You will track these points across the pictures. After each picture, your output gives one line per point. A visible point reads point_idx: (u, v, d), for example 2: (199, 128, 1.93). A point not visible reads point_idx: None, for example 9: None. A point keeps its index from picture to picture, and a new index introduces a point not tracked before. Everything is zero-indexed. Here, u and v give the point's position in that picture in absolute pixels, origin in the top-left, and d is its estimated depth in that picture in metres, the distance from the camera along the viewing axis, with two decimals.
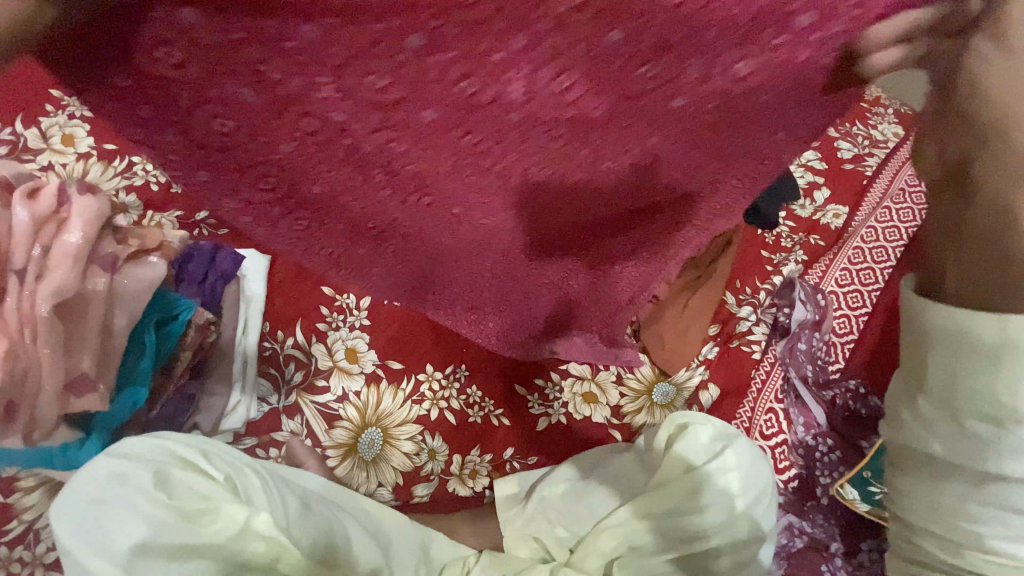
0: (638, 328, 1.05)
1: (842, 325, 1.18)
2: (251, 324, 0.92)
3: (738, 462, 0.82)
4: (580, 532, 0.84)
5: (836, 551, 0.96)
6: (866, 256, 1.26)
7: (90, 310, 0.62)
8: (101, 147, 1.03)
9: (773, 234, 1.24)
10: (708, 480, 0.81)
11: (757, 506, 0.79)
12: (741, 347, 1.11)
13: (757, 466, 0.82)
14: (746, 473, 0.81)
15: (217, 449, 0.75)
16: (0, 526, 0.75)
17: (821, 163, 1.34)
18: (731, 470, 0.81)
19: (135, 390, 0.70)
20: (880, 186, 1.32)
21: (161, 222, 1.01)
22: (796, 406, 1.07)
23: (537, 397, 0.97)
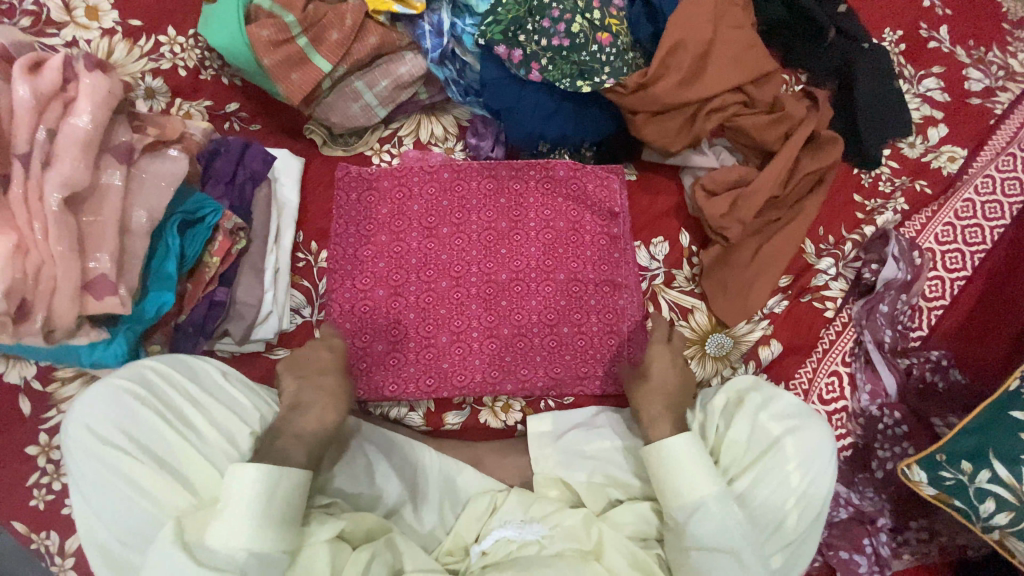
0: (699, 273, 0.98)
1: (933, 289, 1.04)
2: (284, 229, 0.87)
3: (801, 451, 0.77)
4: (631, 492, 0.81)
5: (882, 526, 0.89)
6: (977, 210, 1.08)
7: (107, 204, 0.60)
8: (125, 23, 0.93)
9: (870, 174, 1.08)
10: (768, 466, 0.77)
11: (808, 490, 0.76)
12: (812, 302, 1.00)
13: (822, 453, 0.78)
14: (805, 469, 0.77)
15: (206, 383, 0.71)
16: (40, 414, 0.78)
17: (942, 95, 1.14)
18: (790, 462, 0.77)
19: (161, 294, 0.68)
20: (1010, 127, 1.13)
21: (190, 113, 0.92)
22: (864, 372, 0.98)
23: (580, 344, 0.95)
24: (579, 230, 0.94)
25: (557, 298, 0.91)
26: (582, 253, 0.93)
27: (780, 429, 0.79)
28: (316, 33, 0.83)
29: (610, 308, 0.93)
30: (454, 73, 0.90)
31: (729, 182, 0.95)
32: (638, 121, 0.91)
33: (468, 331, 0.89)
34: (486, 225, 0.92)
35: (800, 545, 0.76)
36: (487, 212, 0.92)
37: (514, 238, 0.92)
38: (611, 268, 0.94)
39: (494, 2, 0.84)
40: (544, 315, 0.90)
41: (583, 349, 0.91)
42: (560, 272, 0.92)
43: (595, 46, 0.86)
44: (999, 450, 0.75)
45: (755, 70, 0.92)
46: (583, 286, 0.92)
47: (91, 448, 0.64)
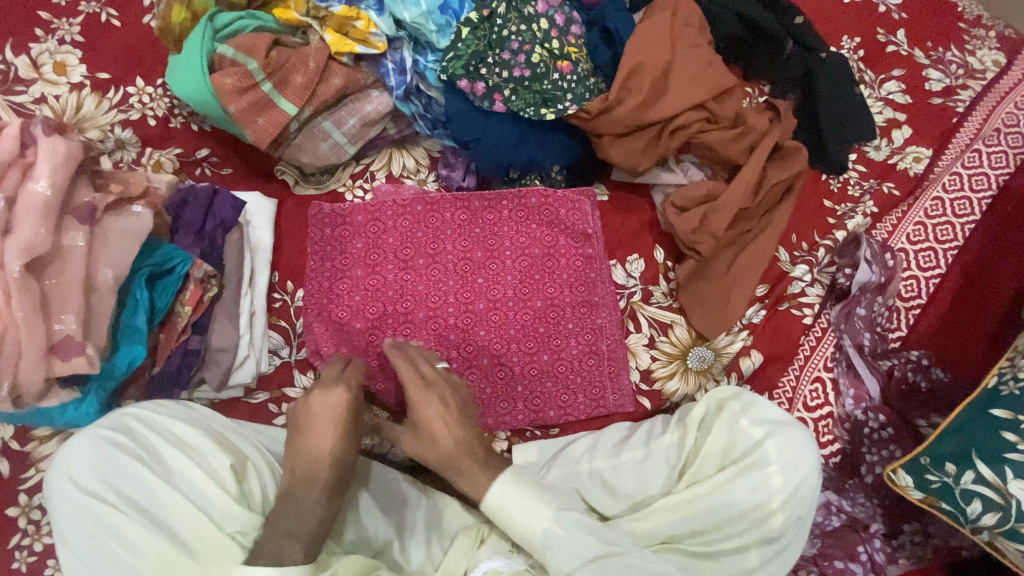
0: (676, 288, 0.99)
1: (909, 289, 1.05)
2: (258, 270, 0.88)
3: (783, 455, 0.77)
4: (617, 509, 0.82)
5: (876, 532, 0.89)
6: (947, 208, 1.09)
7: (71, 266, 0.60)
8: (93, 76, 0.94)
9: (839, 179, 1.10)
10: (751, 472, 0.77)
11: (797, 494, 0.76)
12: (790, 310, 1.00)
13: (805, 453, 0.78)
14: (788, 468, 0.77)
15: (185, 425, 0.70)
16: (19, 474, 0.77)
17: (904, 97, 1.17)
18: (772, 466, 0.77)
19: (132, 349, 0.67)
20: (973, 124, 1.16)
21: (161, 161, 0.93)
22: (847, 376, 0.98)
23: None
24: (554, 255, 0.95)
25: (535, 322, 0.92)
26: (556, 277, 0.94)
27: (760, 433, 0.79)
28: (280, 78, 0.84)
29: (588, 327, 0.93)
30: (421, 107, 0.92)
31: (697, 198, 0.97)
32: (604, 144, 0.93)
33: (452, 352, 0.89)
34: (462, 254, 0.93)
35: (784, 545, 0.76)
36: (462, 241, 0.93)
37: (490, 265, 0.93)
38: (588, 288, 0.95)
39: (454, 38, 0.85)
40: (522, 340, 0.91)
41: (563, 375, 0.91)
42: (537, 297, 0.93)
43: (556, 75, 0.88)
44: (981, 451, 0.74)
45: (714, 87, 0.94)
46: (559, 309, 0.93)
47: (69, 504, 0.62)
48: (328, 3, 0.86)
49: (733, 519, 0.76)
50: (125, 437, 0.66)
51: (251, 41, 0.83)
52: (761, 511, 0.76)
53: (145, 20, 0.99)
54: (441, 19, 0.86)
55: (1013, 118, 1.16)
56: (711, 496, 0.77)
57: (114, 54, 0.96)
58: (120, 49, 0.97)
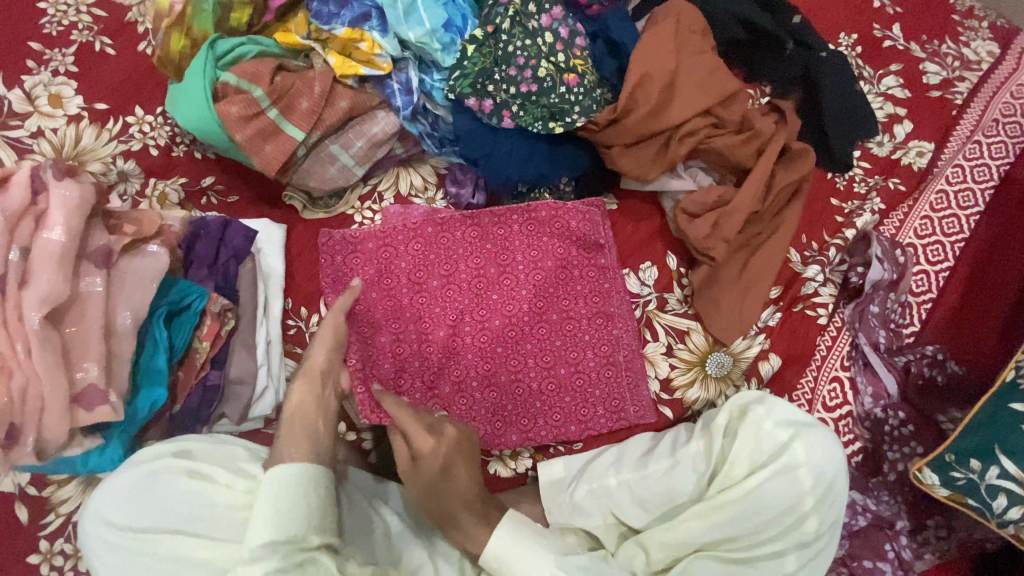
0: (690, 295, 0.99)
1: (920, 283, 1.05)
2: (271, 299, 0.87)
3: (809, 454, 0.77)
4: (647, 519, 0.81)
5: (901, 529, 0.90)
6: (951, 200, 1.10)
7: (89, 312, 0.59)
8: (92, 107, 0.93)
9: (845, 177, 1.10)
10: (779, 476, 0.76)
11: (827, 489, 0.76)
12: (805, 311, 1.01)
13: (830, 448, 0.78)
14: (815, 466, 0.77)
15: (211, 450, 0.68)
16: (40, 519, 0.76)
17: (903, 91, 1.17)
18: (800, 467, 0.76)
19: (153, 391, 0.66)
20: (972, 115, 1.16)
21: (165, 191, 0.91)
22: (864, 374, 0.98)
23: None
24: (567, 266, 0.94)
25: (552, 336, 0.91)
26: (570, 289, 0.94)
27: (785, 434, 0.78)
28: (286, 103, 0.83)
29: (605, 338, 0.93)
30: (428, 126, 0.91)
31: (708, 203, 0.97)
32: (614, 155, 0.92)
33: (471, 373, 0.88)
34: (475, 272, 0.92)
35: (820, 546, 0.75)
36: (474, 259, 0.92)
37: (503, 281, 0.92)
38: (602, 297, 0.94)
39: (460, 56, 0.85)
40: (539, 355, 0.90)
41: (582, 389, 0.91)
42: (551, 310, 0.92)
43: (563, 88, 0.87)
44: (1005, 445, 0.75)
45: (720, 93, 0.93)
46: (575, 320, 0.93)
47: (109, 545, 0.60)
48: (331, 25, 0.85)
49: (765, 524, 0.75)
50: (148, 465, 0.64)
51: (253, 68, 0.82)
52: (791, 513, 0.75)
53: (140, 48, 0.97)
54: (445, 37, 0.85)
55: (1011, 107, 1.17)
56: (742, 501, 0.76)
57: (111, 84, 0.95)
58: (117, 78, 0.96)
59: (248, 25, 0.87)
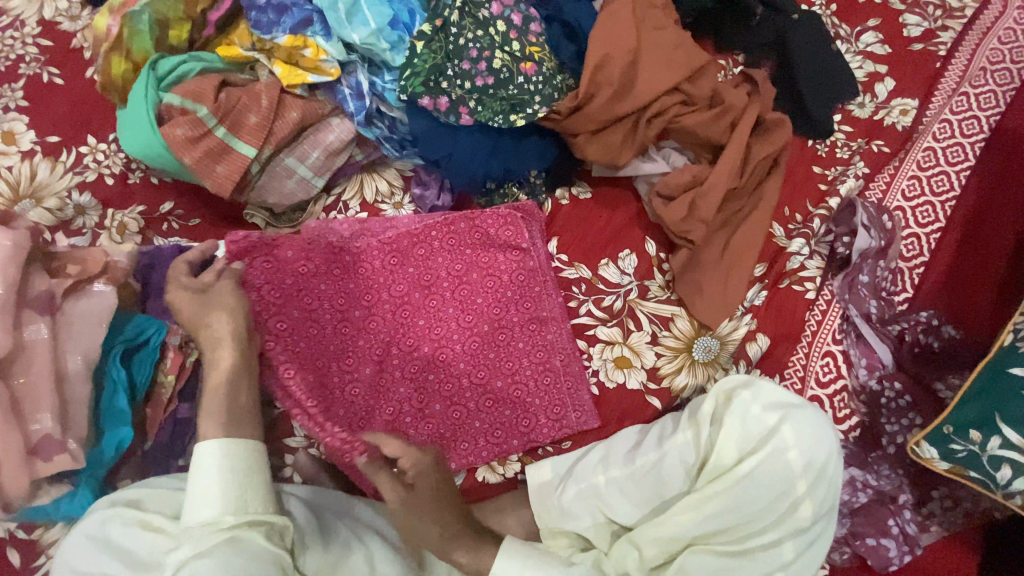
0: (672, 280, 0.96)
1: (910, 247, 1.02)
2: None
3: (798, 437, 0.75)
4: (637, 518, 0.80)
5: (904, 503, 0.87)
6: (939, 157, 1.06)
7: (37, 361, 0.57)
8: (43, 141, 0.90)
9: (826, 143, 1.06)
10: (769, 462, 0.75)
11: (819, 470, 0.74)
12: (792, 286, 0.98)
13: (819, 429, 0.76)
14: (805, 449, 0.75)
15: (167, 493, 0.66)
16: (27, 565, 0.75)
17: (883, 48, 1.12)
18: (790, 450, 0.75)
19: (118, 430, 0.64)
20: (958, 66, 1.11)
21: (125, 221, 0.89)
22: (857, 347, 0.95)
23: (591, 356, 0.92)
24: (495, 275, 0.89)
25: (482, 355, 0.87)
26: (496, 301, 0.89)
27: (772, 417, 0.76)
28: (233, 120, 0.80)
29: (541, 345, 0.89)
30: (385, 130, 0.88)
31: (683, 184, 0.94)
32: (580, 143, 0.90)
33: (403, 408, 0.82)
34: (398, 296, 0.86)
35: (817, 531, 0.73)
36: (395, 283, 0.86)
37: (459, 292, 0.88)
38: (538, 302, 0.90)
39: (410, 53, 0.81)
40: (469, 378, 0.85)
41: (521, 401, 0.87)
42: (480, 328, 0.87)
43: (520, 78, 0.84)
44: (1007, 415, 0.72)
45: (687, 68, 0.90)
46: (501, 334, 0.88)
47: None
48: (272, 34, 0.81)
49: (757, 512, 0.74)
50: (120, 500, 0.64)
51: (196, 86, 0.79)
52: (784, 498, 0.74)
53: (89, 75, 0.95)
54: (392, 35, 0.82)
55: (998, 55, 1.12)
56: (732, 491, 0.74)
57: (61, 114, 0.92)
58: (67, 108, 0.93)
59: (189, 41, 0.84)
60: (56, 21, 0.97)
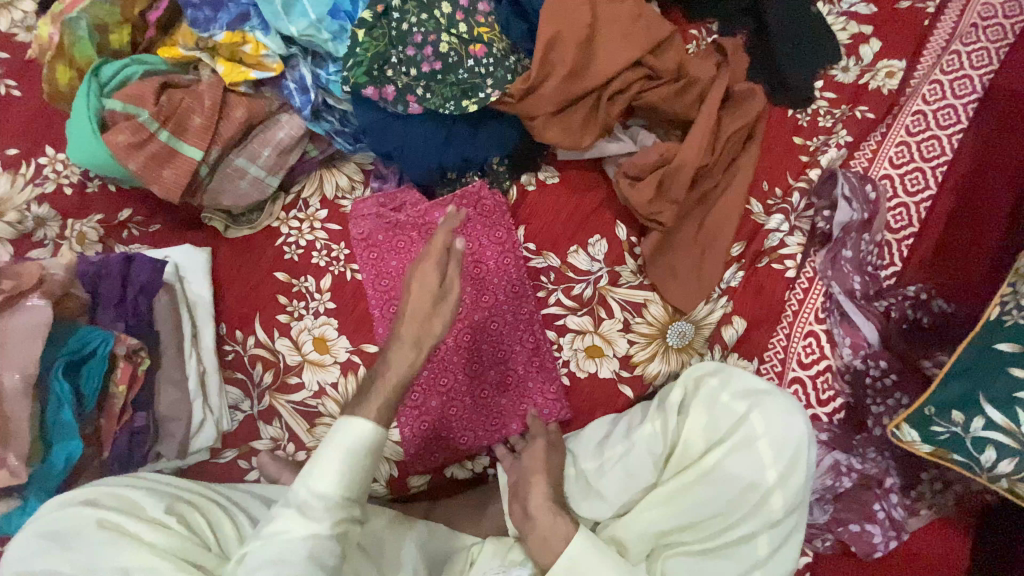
0: (644, 264, 0.93)
1: (897, 218, 0.97)
2: (202, 326, 0.85)
3: (769, 424, 0.72)
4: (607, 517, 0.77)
5: (891, 486, 0.84)
6: (929, 121, 0.99)
7: None
8: (1, 154, 0.90)
9: (807, 112, 1.00)
10: (738, 452, 0.72)
11: (793, 460, 0.71)
12: (771, 265, 0.94)
13: (793, 418, 0.73)
14: (776, 439, 0.72)
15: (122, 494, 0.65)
16: None
17: (868, 7, 1.05)
18: (760, 438, 0.72)
19: (67, 443, 0.64)
20: (948, 22, 1.04)
21: (84, 231, 0.89)
22: (842, 326, 0.91)
23: (562, 345, 0.90)
24: (479, 263, 0.90)
25: (470, 345, 0.87)
26: (478, 290, 0.88)
27: (743, 406, 0.74)
28: (176, 123, 0.78)
29: (526, 329, 0.89)
30: (336, 123, 0.86)
31: (651, 163, 0.89)
32: (538, 126, 0.85)
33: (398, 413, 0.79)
34: (384, 293, 0.87)
35: (791, 523, 0.71)
36: (381, 280, 0.88)
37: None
38: (519, 288, 0.90)
39: (351, 43, 0.78)
40: (461, 367, 0.86)
41: (514, 386, 0.87)
42: (467, 318, 0.87)
43: (470, 62, 0.81)
44: (988, 393, 0.68)
45: (649, 40, 0.85)
46: (487, 322, 0.88)
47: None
48: (210, 31, 0.79)
49: (727, 504, 0.71)
50: (74, 500, 0.63)
51: (137, 90, 0.77)
52: (754, 490, 0.71)
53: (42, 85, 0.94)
54: (334, 25, 0.79)
55: (992, 7, 1.04)
56: (700, 482, 0.72)
57: (17, 127, 0.92)
58: (23, 120, 0.93)
59: (132, 43, 0.84)
60: (10, 32, 0.96)
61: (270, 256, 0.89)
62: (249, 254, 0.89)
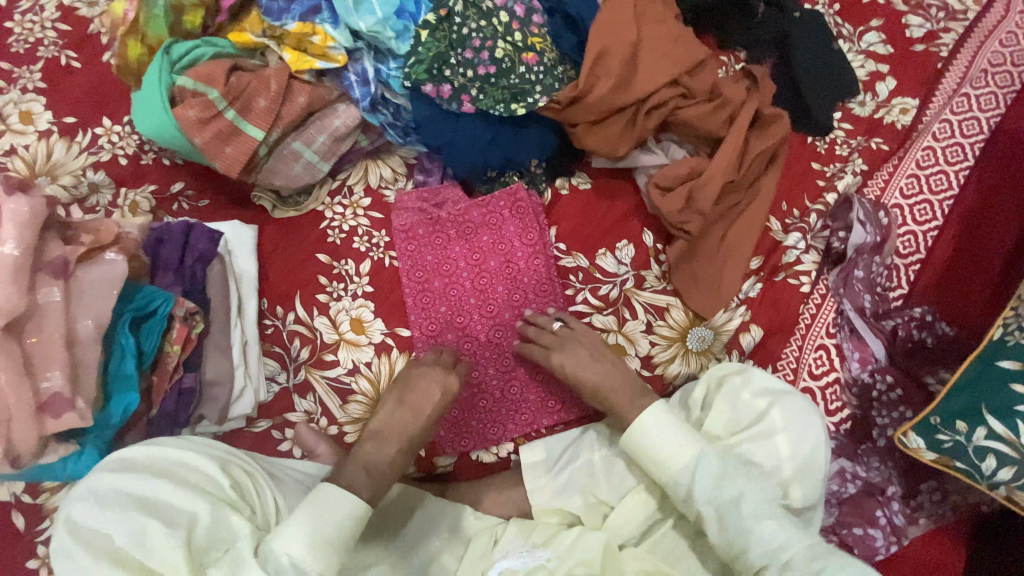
0: (668, 270, 0.98)
1: (907, 244, 1.02)
2: (246, 300, 0.88)
3: (788, 422, 0.77)
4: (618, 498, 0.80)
5: (893, 495, 0.88)
6: (938, 157, 1.06)
7: (48, 323, 0.60)
8: (60, 121, 0.93)
9: (826, 140, 1.07)
10: (760, 444, 0.76)
11: (808, 458, 0.75)
12: (787, 280, 0.99)
13: (810, 420, 0.77)
14: (793, 437, 0.76)
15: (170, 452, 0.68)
16: (34, 527, 0.78)
17: (885, 47, 1.13)
18: (778, 433, 0.76)
19: (125, 396, 0.68)
20: (959, 67, 1.12)
21: (136, 200, 0.92)
22: (851, 340, 0.96)
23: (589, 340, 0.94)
24: (510, 263, 0.93)
25: (501, 342, 0.91)
26: (509, 290, 0.92)
27: (763, 402, 0.78)
28: (242, 104, 0.83)
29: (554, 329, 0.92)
30: (389, 116, 0.90)
31: (681, 176, 0.95)
32: (579, 133, 0.92)
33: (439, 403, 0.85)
34: (421, 287, 0.91)
35: (807, 516, 0.74)
36: (418, 273, 0.91)
37: (450, 293, 0.91)
38: (550, 290, 0.93)
39: (414, 42, 0.84)
40: (491, 365, 0.90)
41: (544, 383, 0.90)
42: (499, 317, 0.91)
43: (522, 68, 0.86)
44: (992, 406, 0.73)
45: (687, 62, 0.91)
46: (518, 321, 0.91)
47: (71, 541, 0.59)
48: (282, 20, 0.85)
49: None
50: (126, 459, 0.66)
51: (208, 70, 0.81)
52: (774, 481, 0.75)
53: (104, 59, 0.98)
54: (398, 24, 0.84)
55: (1000, 56, 1.12)
56: None
57: (77, 97, 0.95)
58: (83, 90, 0.96)
59: (202, 26, 0.87)
60: (73, 5, 1.00)
61: (313, 237, 0.93)
62: (294, 233, 0.93)
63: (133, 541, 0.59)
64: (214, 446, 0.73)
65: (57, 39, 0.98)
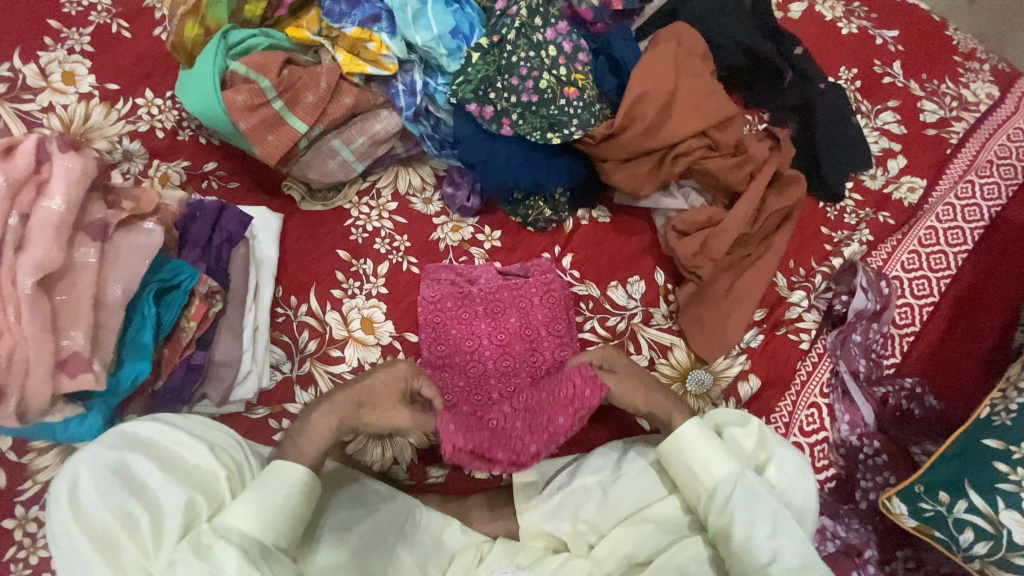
0: (676, 310, 1.00)
1: (903, 316, 1.06)
2: (263, 286, 0.88)
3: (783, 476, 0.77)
4: (603, 529, 0.80)
5: (869, 558, 0.90)
6: (940, 237, 1.11)
7: (81, 281, 0.66)
8: (103, 87, 0.95)
9: (836, 207, 1.12)
10: None
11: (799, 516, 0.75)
12: (787, 335, 1.02)
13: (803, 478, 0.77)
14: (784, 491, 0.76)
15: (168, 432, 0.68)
16: (14, 487, 0.76)
17: (900, 127, 1.19)
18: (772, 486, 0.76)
19: (137, 364, 0.71)
20: (967, 155, 1.18)
21: (167, 173, 0.93)
22: (842, 402, 0.99)
23: None
24: (524, 292, 0.93)
25: (507, 369, 0.90)
26: (520, 318, 0.92)
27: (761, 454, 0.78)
28: (291, 96, 0.85)
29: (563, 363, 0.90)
30: (429, 128, 0.94)
31: (698, 223, 0.98)
32: (608, 168, 0.95)
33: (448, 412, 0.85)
34: (434, 306, 0.91)
35: None
36: (433, 293, 0.92)
37: (462, 316, 0.91)
38: (561, 322, 0.93)
39: (464, 62, 0.88)
40: (495, 391, 0.88)
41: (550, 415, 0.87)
42: (508, 343, 0.90)
43: (563, 100, 0.89)
44: (974, 480, 0.75)
45: (716, 116, 0.95)
46: (526, 350, 0.91)
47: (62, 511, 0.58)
48: (341, 23, 0.89)
49: None
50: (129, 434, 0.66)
51: (262, 59, 0.84)
52: None
53: (155, 33, 1.00)
54: (451, 43, 0.88)
55: (1006, 150, 1.18)
56: None
57: (123, 66, 0.97)
58: (129, 60, 0.98)
59: (261, 17, 0.90)
60: None
61: (335, 233, 0.94)
62: (318, 226, 0.94)
63: (126, 530, 0.58)
64: (211, 427, 0.73)
65: (111, 7, 0.99)
